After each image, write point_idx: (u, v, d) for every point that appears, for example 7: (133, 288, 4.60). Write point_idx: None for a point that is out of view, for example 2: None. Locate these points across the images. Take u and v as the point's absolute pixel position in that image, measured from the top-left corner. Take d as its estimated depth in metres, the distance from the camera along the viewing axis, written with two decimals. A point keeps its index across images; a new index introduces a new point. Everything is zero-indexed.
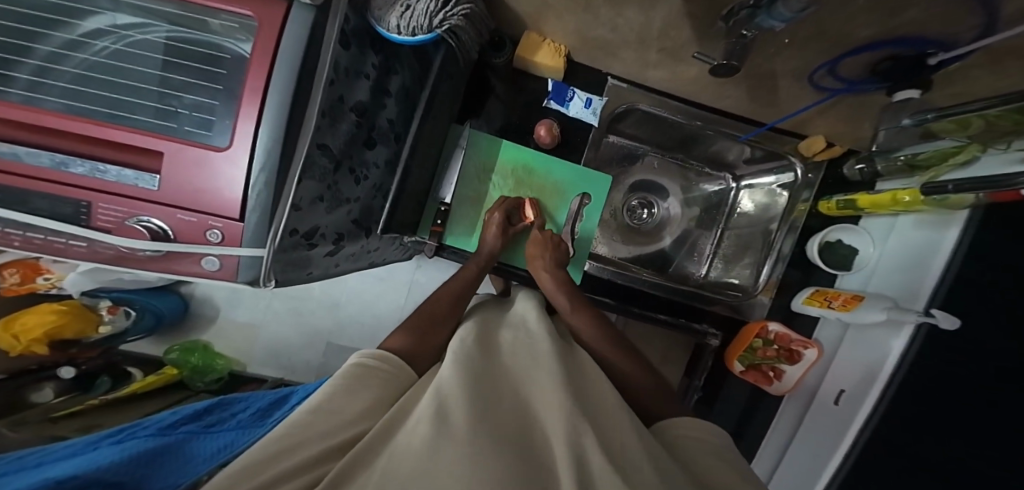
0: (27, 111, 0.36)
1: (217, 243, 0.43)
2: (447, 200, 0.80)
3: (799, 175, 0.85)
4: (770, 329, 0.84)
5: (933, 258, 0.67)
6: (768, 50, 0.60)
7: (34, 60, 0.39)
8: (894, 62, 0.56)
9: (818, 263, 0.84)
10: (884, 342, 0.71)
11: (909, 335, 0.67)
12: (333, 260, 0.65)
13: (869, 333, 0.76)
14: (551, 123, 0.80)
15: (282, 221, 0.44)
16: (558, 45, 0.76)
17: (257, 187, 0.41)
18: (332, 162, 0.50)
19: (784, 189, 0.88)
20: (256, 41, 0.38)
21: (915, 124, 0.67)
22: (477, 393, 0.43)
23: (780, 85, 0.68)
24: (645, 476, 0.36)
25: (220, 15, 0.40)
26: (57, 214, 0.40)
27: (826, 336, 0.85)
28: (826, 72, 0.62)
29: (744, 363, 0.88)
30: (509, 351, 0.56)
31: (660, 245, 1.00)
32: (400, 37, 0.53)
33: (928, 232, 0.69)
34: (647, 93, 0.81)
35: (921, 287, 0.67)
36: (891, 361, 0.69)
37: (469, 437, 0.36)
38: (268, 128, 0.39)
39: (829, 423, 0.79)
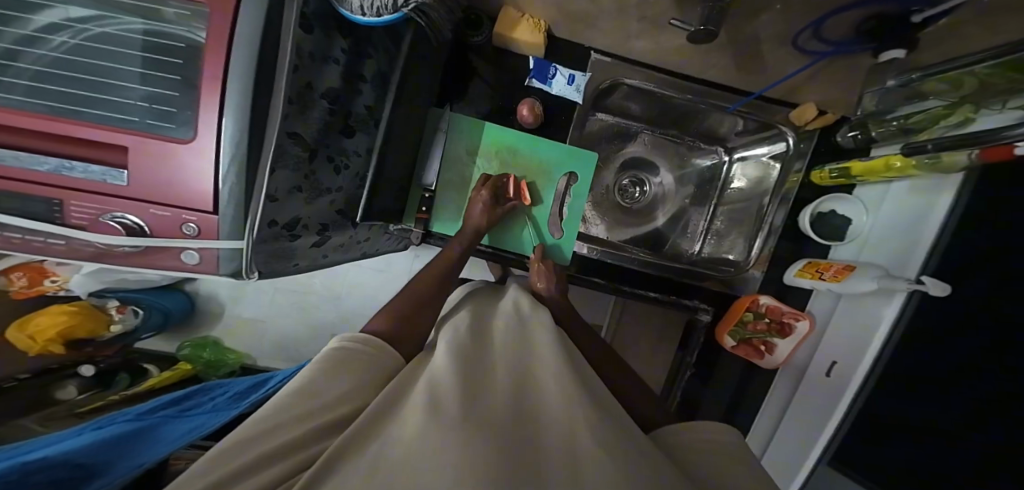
0: None
1: (193, 237, 0.43)
2: (431, 185, 0.80)
3: (790, 144, 0.81)
4: (761, 303, 0.84)
5: (928, 221, 0.65)
6: None
7: None
8: (877, 21, 0.62)
9: (811, 235, 0.82)
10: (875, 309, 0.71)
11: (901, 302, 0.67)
12: (319, 251, 0.65)
13: (860, 304, 0.76)
14: (534, 102, 0.78)
15: (258, 213, 0.44)
16: (537, 20, 0.73)
17: (229, 180, 0.40)
18: (306, 150, 0.50)
19: (776, 159, 0.84)
20: (210, 29, 0.38)
21: (899, 84, 0.70)
22: (466, 378, 0.44)
23: (766, 51, 0.71)
24: (635, 453, 0.38)
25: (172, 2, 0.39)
26: (30, 212, 0.40)
27: (819, 308, 0.86)
28: (811, 34, 0.67)
29: (736, 338, 0.88)
30: (499, 337, 0.57)
31: (653, 224, 0.99)
32: (365, 18, 0.50)
33: (920, 198, 0.67)
34: (633, 66, 0.77)
35: (913, 252, 0.67)
36: (881, 331, 0.70)
37: (457, 421, 0.36)
38: (233, 117, 0.38)
39: (824, 395, 0.79)
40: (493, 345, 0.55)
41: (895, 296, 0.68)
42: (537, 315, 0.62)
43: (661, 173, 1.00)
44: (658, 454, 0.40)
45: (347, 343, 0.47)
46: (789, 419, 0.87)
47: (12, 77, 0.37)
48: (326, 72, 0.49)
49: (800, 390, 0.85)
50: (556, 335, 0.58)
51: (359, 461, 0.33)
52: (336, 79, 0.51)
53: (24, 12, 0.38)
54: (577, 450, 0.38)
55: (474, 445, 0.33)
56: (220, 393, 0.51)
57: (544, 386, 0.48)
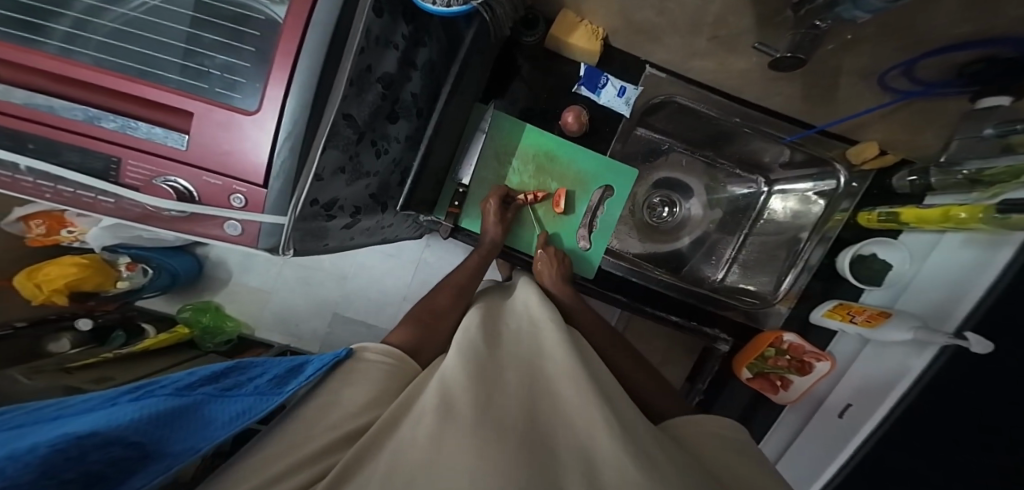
0: (63, 64, 0.35)
1: (240, 209, 0.42)
2: (465, 182, 0.79)
3: (841, 183, 0.81)
4: (785, 340, 0.82)
5: (979, 277, 0.60)
6: (831, 46, 0.56)
7: (72, 13, 0.37)
8: (986, 65, 0.52)
9: (848, 279, 0.81)
10: (905, 361, 0.67)
11: (930, 358, 0.63)
12: (349, 233, 0.64)
13: (888, 352, 0.72)
14: (580, 110, 0.77)
15: (304, 191, 0.43)
16: (595, 27, 0.72)
17: (282, 156, 0.39)
18: (356, 133, 0.49)
19: (821, 197, 0.84)
20: (291, 5, 0.37)
21: (997, 135, 0.60)
22: (477, 380, 0.42)
23: (842, 83, 0.64)
24: (661, 466, 0.36)
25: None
26: (87, 168, 0.40)
27: (840, 350, 0.84)
28: (899, 73, 0.59)
29: (753, 370, 0.87)
30: (509, 339, 0.55)
31: (678, 245, 0.97)
32: (434, 8, 0.50)
33: (979, 251, 0.62)
34: (686, 84, 0.77)
35: (956, 309, 0.63)
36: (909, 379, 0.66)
37: (469, 433, 0.35)
38: (298, 92, 0.37)
39: (832, 435, 0.78)
40: (503, 346, 0.53)
41: (925, 350, 0.64)
42: (549, 314, 0.59)
43: (692, 193, 0.98)
44: (684, 463, 0.39)
45: (373, 354, 0.47)
46: (795, 448, 0.86)
47: (92, 33, 0.37)
48: (386, 57, 0.48)
49: (810, 426, 0.84)
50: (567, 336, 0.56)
51: (377, 468, 0.34)
52: (393, 63, 0.50)
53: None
54: (598, 463, 0.36)
55: (488, 460, 0.32)
56: (260, 374, 0.44)
57: (558, 389, 0.45)
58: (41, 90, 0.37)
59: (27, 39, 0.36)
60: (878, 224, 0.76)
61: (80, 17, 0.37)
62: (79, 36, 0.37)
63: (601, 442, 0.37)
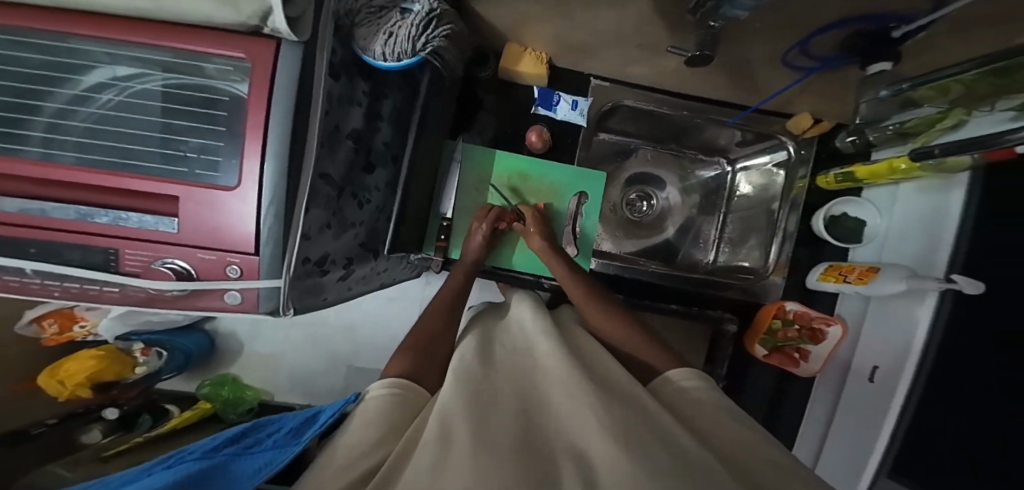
0: (46, 168, 0.39)
1: (237, 278, 0.46)
2: (447, 214, 0.83)
3: (792, 152, 0.85)
4: (788, 309, 0.84)
5: (945, 222, 0.66)
6: (742, 38, 0.60)
7: (43, 117, 0.42)
8: (871, 35, 0.57)
9: (824, 238, 0.83)
10: (909, 313, 0.71)
11: (934, 303, 0.67)
12: (345, 284, 0.68)
13: (891, 310, 0.75)
14: (542, 128, 0.82)
15: (294, 252, 0.47)
16: (540, 53, 0.78)
17: (269, 222, 0.43)
18: (335, 189, 0.53)
19: (780, 167, 0.88)
20: (252, 83, 0.40)
21: (892, 94, 0.69)
22: (477, 404, 0.44)
23: (762, 67, 0.68)
24: (652, 446, 0.36)
25: (206, 57, 0.42)
26: (89, 262, 0.44)
27: (848, 311, 0.84)
28: (798, 53, 0.63)
29: (766, 347, 0.87)
30: (508, 360, 0.58)
31: (664, 235, 1.00)
32: (386, 63, 0.55)
33: (934, 197, 0.69)
34: (632, 89, 0.82)
35: (937, 255, 0.66)
36: (921, 329, 0.68)
37: (472, 444, 0.36)
38: (273, 162, 0.41)
39: (867, 403, 0.76)
40: (501, 367, 0.55)
41: (925, 298, 0.68)
42: (546, 328, 0.61)
43: (665, 186, 1.01)
44: (677, 433, 0.39)
45: (377, 391, 0.50)
46: (836, 436, 0.81)
47: (70, 134, 0.42)
48: (351, 115, 0.53)
49: (845, 399, 0.81)
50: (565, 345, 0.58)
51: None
52: (359, 118, 0.55)
53: (78, 76, 0.42)
54: (591, 458, 0.36)
55: (485, 460, 0.33)
56: (277, 430, 0.48)
57: (557, 397, 0.47)
58: (36, 197, 0.42)
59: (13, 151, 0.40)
60: (840, 186, 0.80)
61: (56, 121, 0.42)
62: (55, 140, 0.42)
63: (592, 442, 0.38)
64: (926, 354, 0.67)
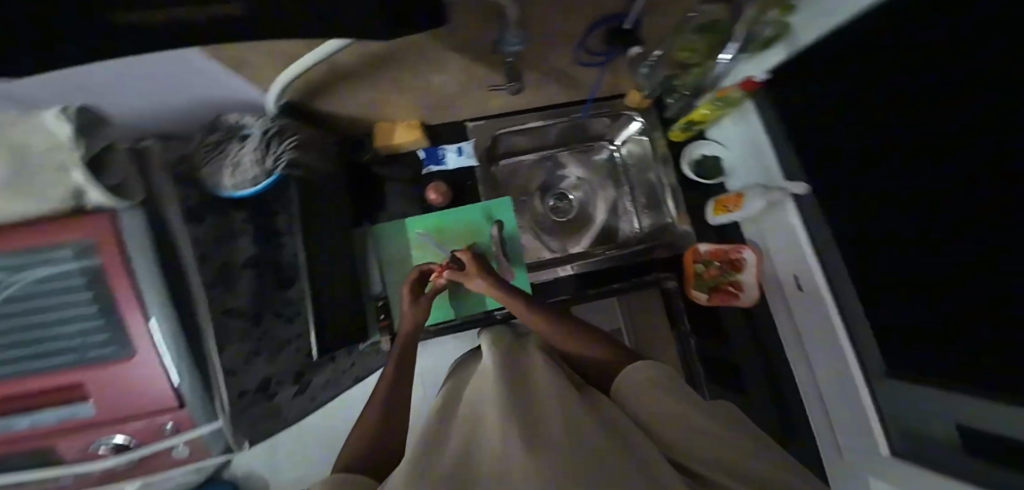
0: None
1: (174, 433, 0.44)
2: (382, 292, 0.76)
3: (637, 124, 0.91)
4: (702, 250, 0.86)
5: (761, 142, 0.80)
6: (545, 53, 0.63)
7: None
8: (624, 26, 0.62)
9: (695, 178, 0.90)
10: (784, 219, 0.77)
11: (793, 204, 0.75)
12: (307, 392, 0.70)
13: (768, 219, 0.81)
14: (437, 184, 0.87)
15: (222, 393, 0.46)
16: (411, 121, 0.77)
17: (186, 383, 0.42)
18: (247, 318, 0.54)
19: (642, 135, 0.92)
20: (108, 273, 0.36)
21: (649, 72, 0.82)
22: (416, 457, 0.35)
23: (570, 70, 0.71)
24: (568, 451, 0.31)
25: (23, 253, 0.33)
26: (18, 468, 0.42)
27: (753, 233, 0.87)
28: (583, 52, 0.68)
29: (704, 290, 0.85)
30: (460, 404, 0.48)
31: (596, 225, 1.00)
32: (245, 190, 0.57)
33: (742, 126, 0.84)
34: (496, 121, 0.84)
35: (770, 166, 0.79)
36: (797, 225, 0.74)
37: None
38: (166, 331, 0.40)
39: (813, 318, 0.72)
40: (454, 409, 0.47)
41: (786, 204, 0.75)
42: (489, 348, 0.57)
43: (574, 178, 1.03)
44: (628, 453, 0.34)
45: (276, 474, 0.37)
46: (833, 375, 0.69)
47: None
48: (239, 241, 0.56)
49: (802, 328, 0.75)
50: (520, 366, 0.52)
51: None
52: (248, 243, 0.58)
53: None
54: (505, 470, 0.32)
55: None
56: None
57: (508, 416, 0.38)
58: None
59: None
60: (682, 137, 0.90)
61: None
62: None
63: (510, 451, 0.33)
64: (812, 243, 0.71)
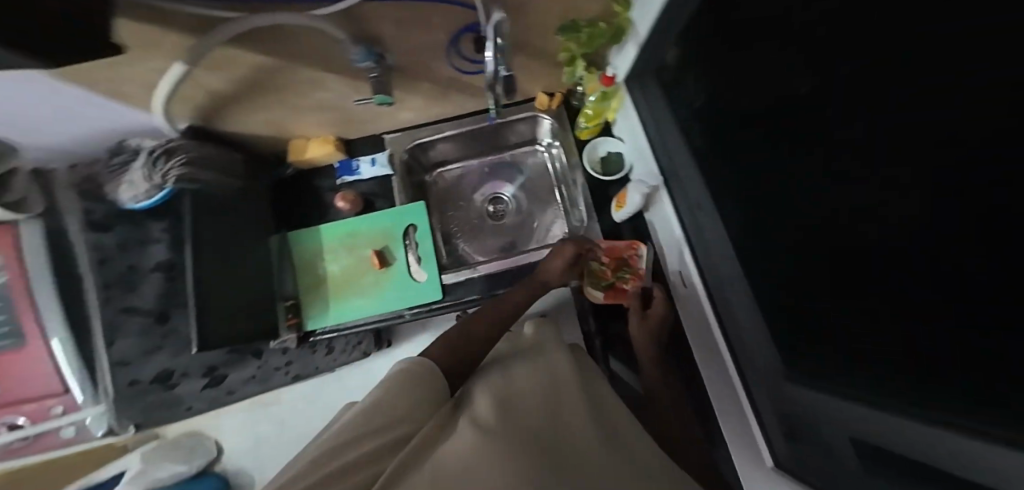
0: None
1: (56, 421, 0.69)
2: (291, 294, 0.79)
3: (551, 123, 0.87)
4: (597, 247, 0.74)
5: (642, 135, 0.77)
6: (425, 68, 0.63)
7: None
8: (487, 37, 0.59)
9: (599, 177, 0.85)
10: (664, 213, 0.76)
11: (670, 199, 0.74)
12: (222, 388, 0.78)
13: (658, 212, 0.79)
14: (348, 193, 0.82)
15: (98, 380, 0.69)
16: (325, 136, 0.83)
17: (65, 362, 0.65)
18: (151, 320, 0.67)
19: (557, 139, 0.88)
20: (18, 308, 0.62)
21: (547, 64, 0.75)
22: (509, 385, 0.45)
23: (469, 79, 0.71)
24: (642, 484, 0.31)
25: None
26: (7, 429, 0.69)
27: (656, 218, 0.80)
28: (458, 56, 0.62)
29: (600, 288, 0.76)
30: (522, 367, 0.49)
31: (525, 233, 0.91)
32: (140, 202, 0.62)
33: (628, 118, 0.81)
34: (408, 131, 0.87)
35: (649, 158, 0.76)
36: (674, 221, 0.73)
37: (496, 430, 0.34)
38: (58, 319, 0.64)
39: (688, 308, 0.72)
40: (517, 368, 0.49)
41: (664, 197, 0.75)
42: (573, 382, 0.46)
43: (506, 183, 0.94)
44: None
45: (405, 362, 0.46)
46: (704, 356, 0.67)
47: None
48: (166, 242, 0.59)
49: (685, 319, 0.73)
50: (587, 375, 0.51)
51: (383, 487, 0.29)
52: (163, 251, 0.64)
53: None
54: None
55: (519, 448, 0.31)
56: None
57: (569, 408, 0.41)
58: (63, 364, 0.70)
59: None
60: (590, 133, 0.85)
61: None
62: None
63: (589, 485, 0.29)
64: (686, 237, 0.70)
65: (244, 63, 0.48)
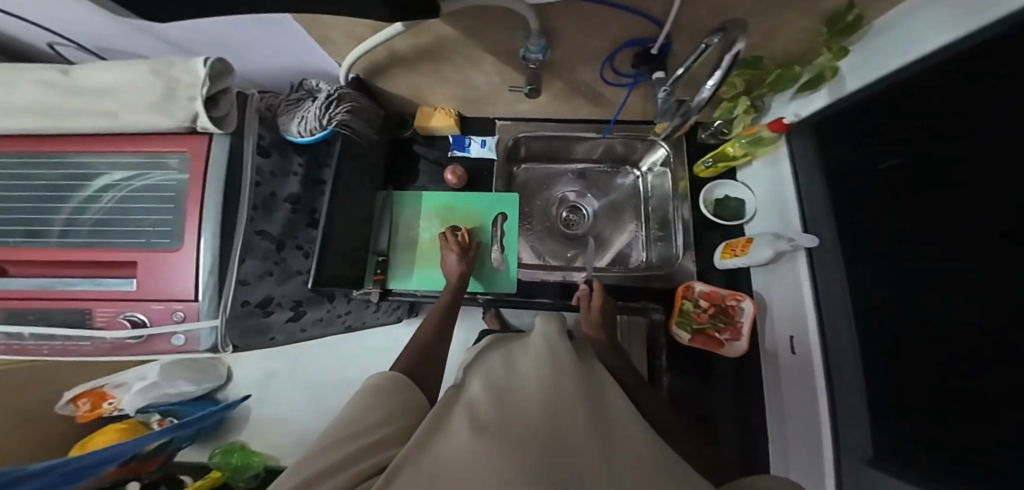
0: (59, 251, 0.56)
1: (181, 321, 0.56)
2: (383, 251, 0.84)
3: (668, 151, 0.87)
4: (697, 289, 0.75)
5: (786, 185, 0.68)
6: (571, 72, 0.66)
7: (66, 215, 0.58)
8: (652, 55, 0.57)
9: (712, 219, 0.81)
10: (794, 275, 0.64)
11: (809, 264, 0.61)
12: (297, 325, 0.76)
13: (777, 269, 0.70)
14: (457, 167, 0.89)
15: (230, 296, 0.58)
16: (449, 110, 0.88)
17: (206, 271, 0.56)
18: (273, 243, 0.66)
19: (662, 167, 0.91)
20: (191, 177, 0.56)
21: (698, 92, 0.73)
22: (506, 374, 0.49)
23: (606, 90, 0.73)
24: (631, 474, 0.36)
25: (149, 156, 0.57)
26: (69, 322, 0.56)
27: (758, 282, 0.76)
28: (611, 69, 0.62)
29: (687, 330, 0.76)
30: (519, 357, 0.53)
31: (600, 247, 0.97)
32: (302, 138, 0.67)
33: (770, 165, 0.73)
34: (525, 123, 0.91)
35: (791, 211, 0.66)
36: (807, 285, 0.61)
37: (502, 427, 0.38)
38: (210, 229, 0.55)
39: (791, 375, 0.64)
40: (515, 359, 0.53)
41: (800, 261, 0.62)
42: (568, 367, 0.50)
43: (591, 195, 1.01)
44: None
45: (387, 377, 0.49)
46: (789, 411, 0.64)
47: (90, 217, 0.58)
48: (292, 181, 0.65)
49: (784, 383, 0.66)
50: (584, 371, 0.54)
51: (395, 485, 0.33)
52: (297, 185, 0.70)
53: (86, 181, 0.58)
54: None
55: (520, 439, 0.36)
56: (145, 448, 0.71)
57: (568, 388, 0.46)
58: (118, 276, 0.57)
59: (40, 242, 0.57)
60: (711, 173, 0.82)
61: (68, 214, 0.58)
62: (75, 225, 0.58)
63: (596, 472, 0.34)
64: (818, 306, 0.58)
65: (433, 30, 0.56)
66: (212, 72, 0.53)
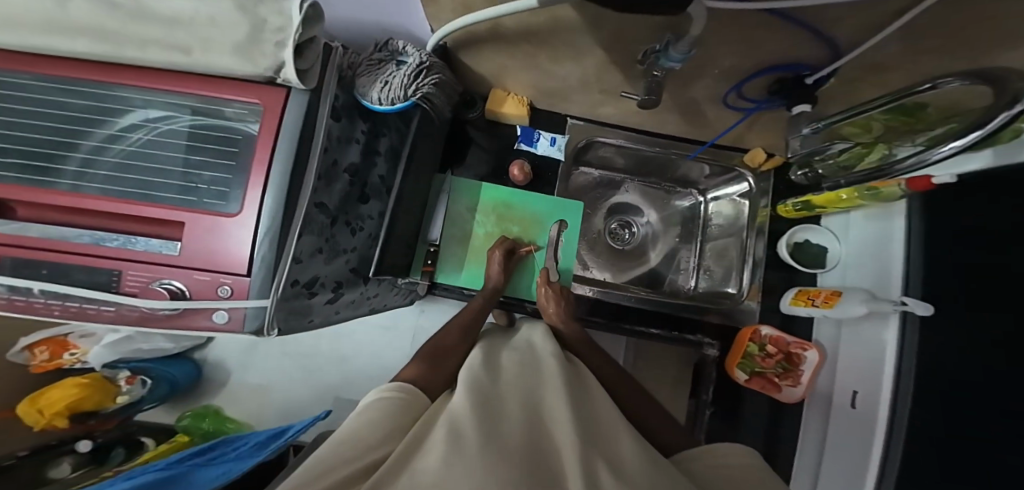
0: (75, 197, 0.47)
1: (227, 297, 0.49)
2: (435, 240, 0.84)
3: (752, 184, 0.89)
4: (763, 333, 0.81)
5: (892, 246, 0.68)
6: (681, 85, 0.63)
7: (82, 154, 0.51)
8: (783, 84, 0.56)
9: (791, 262, 0.83)
10: (877, 335, 0.66)
11: (899, 328, 0.63)
12: (332, 307, 0.69)
13: (860, 328, 0.71)
14: (523, 163, 0.86)
15: (283, 273, 0.51)
16: (522, 97, 0.83)
17: (263, 244, 0.48)
18: (329, 217, 0.58)
19: (744, 198, 0.92)
20: (262, 130, 0.48)
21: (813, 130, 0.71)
22: (496, 387, 0.48)
23: (706, 109, 0.70)
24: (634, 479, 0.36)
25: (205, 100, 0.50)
26: (92, 283, 0.48)
27: (825, 335, 0.79)
28: (736, 95, 0.62)
29: (746, 371, 0.81)
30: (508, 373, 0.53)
31: (647, 264, 1.00)
32: (380, 106, 0.61)
33: (876, 223, 0.73)
34: (602, 126, 0.88)
35: (893, 275, 0.66)
36: (892, 350, 0.63)
37: (494, 445, 0.37)
38: (273, 194, 0.47)
39: (850, 427, 0.68)
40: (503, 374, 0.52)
41: (889, 319, 0.64)
42: (556, 380, 0.50)
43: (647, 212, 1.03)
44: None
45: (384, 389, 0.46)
46: (828, 452, 0.71)
47: (111, 158, 0.51)
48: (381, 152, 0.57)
49: (832, 431, 0.71)
50: (567, 374, 0.54)
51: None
52: (357, 154, 0.61)
53: (113, 118, 0.52)
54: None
55: (512, 460, 0.36)
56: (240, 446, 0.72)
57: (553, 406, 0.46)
58: (155, 236, 0.50)
59: (49, 180, 0.49)
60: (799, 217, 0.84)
61: (87, 151, 0.52)
62: (88, 172, 0.50)
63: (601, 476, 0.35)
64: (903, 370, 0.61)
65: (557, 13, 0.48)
66: (305, 18, 0.46)
